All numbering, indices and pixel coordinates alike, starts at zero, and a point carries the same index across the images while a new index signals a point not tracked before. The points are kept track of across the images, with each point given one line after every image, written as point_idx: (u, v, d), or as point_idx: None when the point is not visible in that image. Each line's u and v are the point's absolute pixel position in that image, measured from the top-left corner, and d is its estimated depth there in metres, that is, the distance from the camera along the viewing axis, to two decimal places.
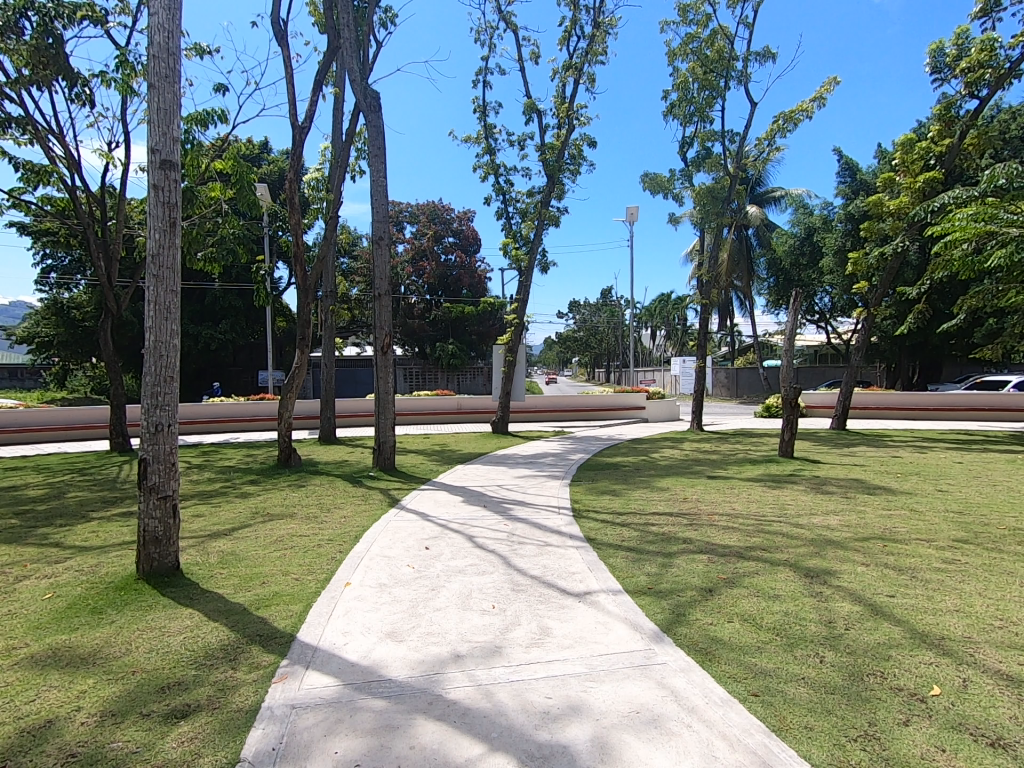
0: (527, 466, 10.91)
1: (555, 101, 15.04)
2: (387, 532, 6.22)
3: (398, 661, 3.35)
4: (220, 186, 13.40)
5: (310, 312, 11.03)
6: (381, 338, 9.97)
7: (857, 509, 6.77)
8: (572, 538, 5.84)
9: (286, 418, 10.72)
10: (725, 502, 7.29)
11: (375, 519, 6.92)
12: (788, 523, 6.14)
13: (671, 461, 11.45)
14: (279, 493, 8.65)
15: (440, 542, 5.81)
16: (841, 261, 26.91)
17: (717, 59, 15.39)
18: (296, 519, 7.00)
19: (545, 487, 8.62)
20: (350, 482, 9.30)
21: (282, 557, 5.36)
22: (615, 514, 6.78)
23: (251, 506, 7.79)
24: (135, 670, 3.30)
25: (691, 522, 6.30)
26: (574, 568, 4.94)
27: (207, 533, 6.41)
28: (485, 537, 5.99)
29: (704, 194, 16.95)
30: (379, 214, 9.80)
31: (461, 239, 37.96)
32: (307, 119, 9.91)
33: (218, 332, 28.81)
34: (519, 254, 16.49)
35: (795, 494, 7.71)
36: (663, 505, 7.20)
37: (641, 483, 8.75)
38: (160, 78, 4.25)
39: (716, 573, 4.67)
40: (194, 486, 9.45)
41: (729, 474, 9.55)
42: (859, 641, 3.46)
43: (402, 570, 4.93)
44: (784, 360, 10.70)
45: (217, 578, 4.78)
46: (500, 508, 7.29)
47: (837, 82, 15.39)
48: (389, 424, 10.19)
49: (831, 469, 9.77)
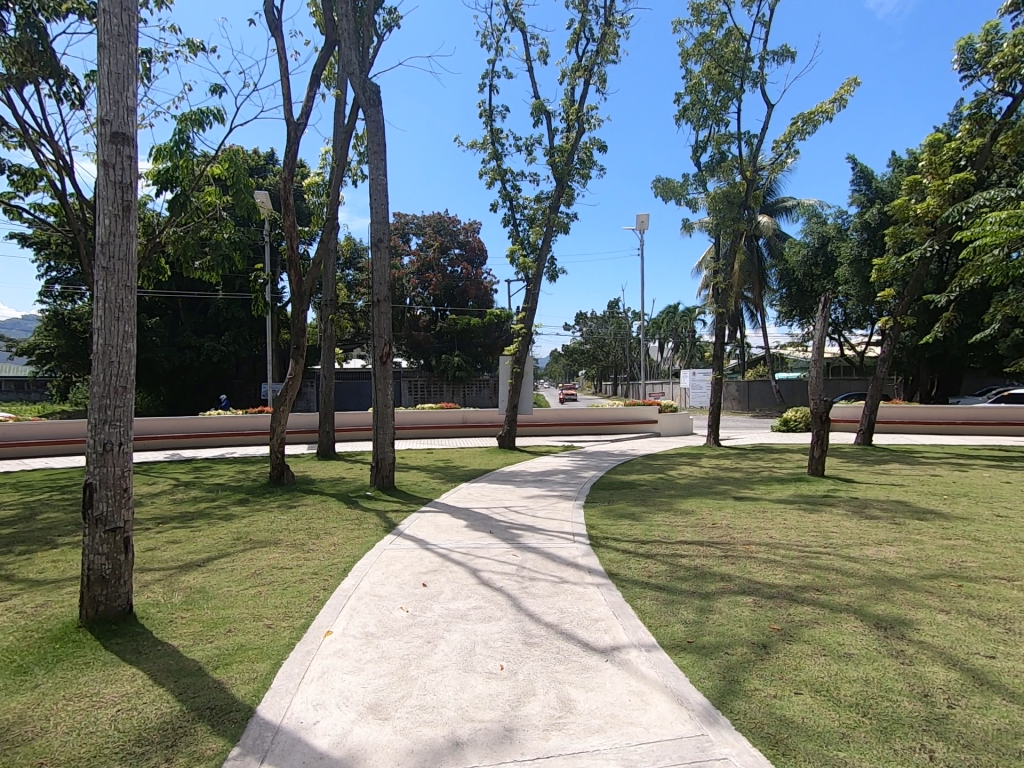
0: (536, 484, 10.14)
1: (564, 102, 14.48)
2: (381, 564, 5.49)
3: (381, 751, 2.61)
4: (216, 192, 12.90)
5: (304, 319, 10.39)
6: (380, 347, 9.30)
7: (913, 537, 5.97)
8: (591, 574, 5.08)
9: (277, 433, 10.02)
10: (761, 529, 6.49)
11: (369, 546, 6.20)
12: (838, 556, 5.36)
13: (691, 479, 10.65)
14: (267, 515, 7.94)
15: (439, 577, 5.06)
16: (858, 271, 26.18)
17: (733, 59, 14.85)
18: (281, 546, 6.27)
19: (557, 510, 7.86)
20: (344, 503, 8.56)
21: (256, 597, 4.64)
22: (638, 544, 6.01)
23: (233, 530, 7.06)
24: (41, 764, 2.57)
25: (725, 553, 5.55)
26: (598, 612, 4.18)
27: (178, 563, 5.69)
28: (490, 571, 5.24)
29: (719, 200, 16.33)
30: (378, 214, 9.18)
31: (467, 250, 37.54)
32: (302, 116, 9.34)
33: (221, 344, 28.39)
34: (527, 262, 15.80)
35: (837, 519, 6.90)
36: (690, 532, 6.42)
37: (662, 505, 7.97)
38: (111, 37, 3.66)
39: (767, 623, 3.90)
40: (177, 506, 8.74)
41: (757, 495, 8.73)
42: (973, 726, 2.69)
43: (394, 615, 4.20)
44: (814, 369, 9.86)
45: (176, 625, 4.06)
46: (508, 535, 6.54)
47: (858, 83, 14.73)
48: (387, 439, 9.47)
49: (869, 490, 8.94)
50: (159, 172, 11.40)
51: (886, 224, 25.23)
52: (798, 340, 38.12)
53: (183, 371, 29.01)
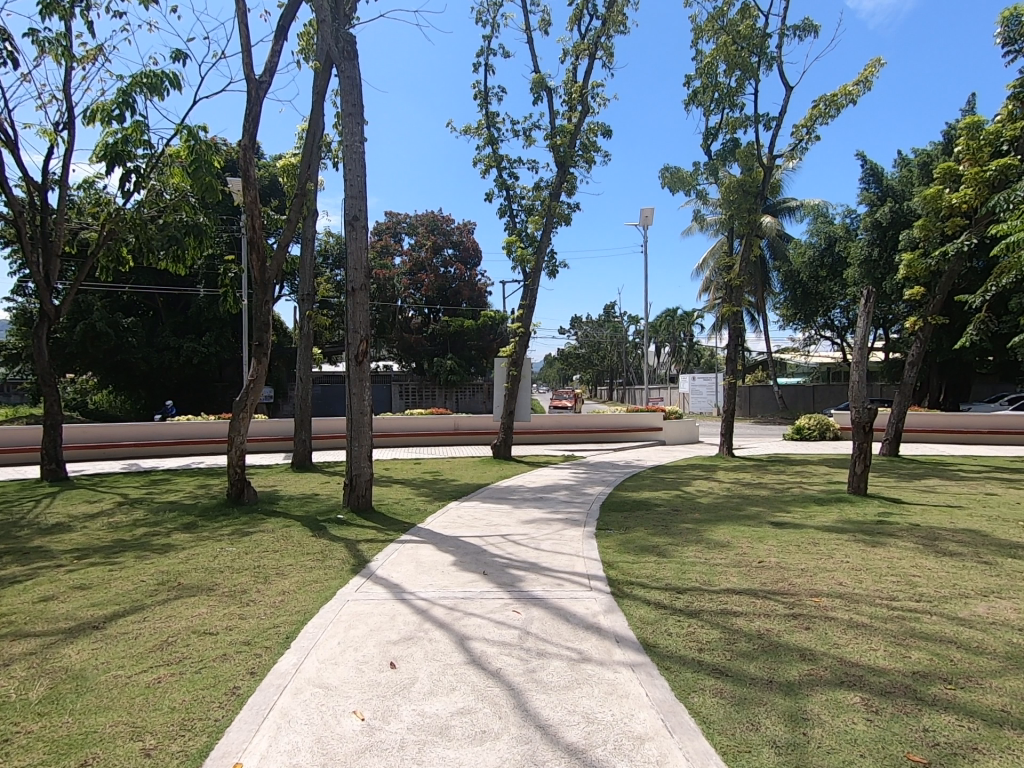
0: (537, 504, 8.76)
1: (566, 80, 13.19)
2: (337, 627, 4.10)
3: None
4: (180, 173, 11.67)
5: (268, 310, 9.01)
6: (356, 345, 7.94)
7: (1023, 586, 4.66)
8: (621, 646, 3.74)
9: (236, 445, 8.61)
10: (823, 570, 5.17)
11: (329, 595, 4.83)
12: (941, 617, 4.05)
13: (714, 498, 9.32)
14: (212, 545, 6.50)
15: (413, 651, 3.70)
16: (868, 272, 25.13)
17: (748, 36, 13.54)
18: (216, 594, 4.88)
19: (564, 541, 6.48)
20: (309, 530, 7.14)
21: (152, 689, 3.26)
22: (673, 594, 4.66)
23: (163, 568, 5.63)
24: None
25: (794, 612, 4.23)
26: (641, 725, 2.84)
27: (70, 623, 4.29)
28: (483, 639, 3.88)
29: (734, 189, 15.07)
30: (354, 186, 7.84)
31: (461, 250, 36.30)
32: (265, 73, 7.98)
33: (201, 345, 26.91)
34: (524, 255, 14.47)
35: (911, 556, 5.60)
36: (734, 575, 5.11)
37: (690, 535, 6.65)
38: None
39: (901, 750, 2.60)
40: (110, 532, 7.32)
41: (798, 521, 7.39)
42: None
43: (340, 731, 2.84)
44: (855, 372, 8.57)
45: (6, 752, 2.68)
46: (507, 578, 5.18)
47: (884, 62, 13.44)
48: (363, 452, 8.09)
49: (927, 513, 7.67)
50: (105, 143, 9.97)
51: (899, 224, 24.12)
52: (800, 345, 37.15)
53: (162, 373, 27.54)
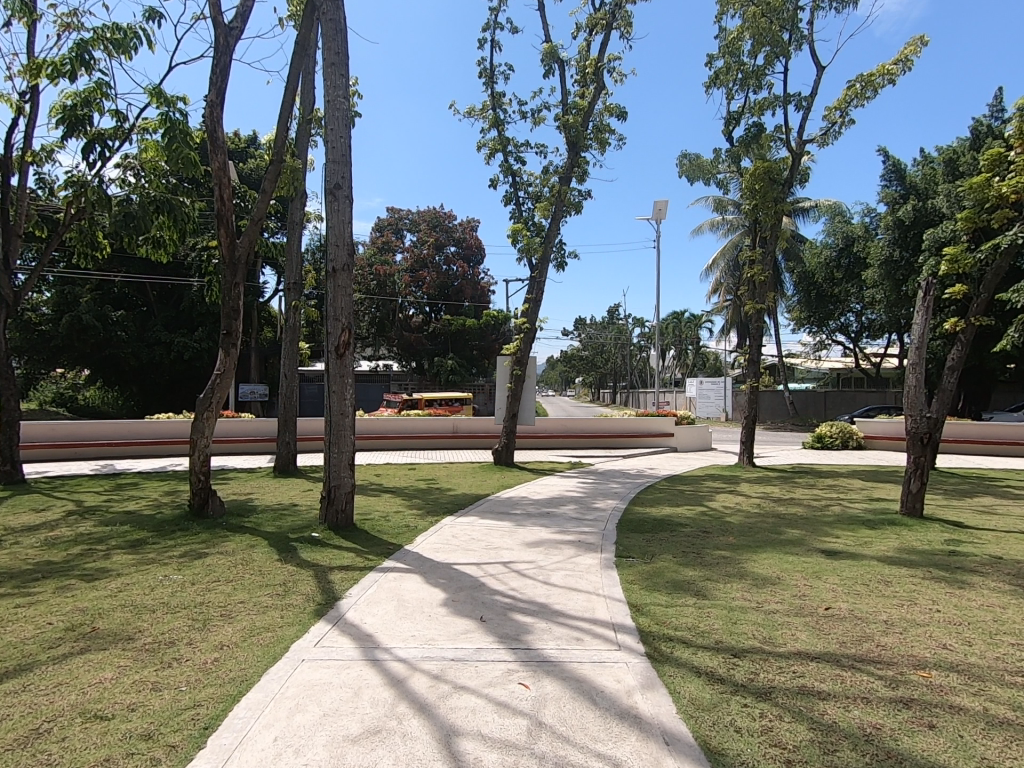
0: (543, 522, 7.62)
1: (580, 53, 12.10)
2: (280, 710, 2.98)
3: None
4: (154, 146, 10.59)
5: (240, 295, 7.95)
6: (336, 335, 6.84)
7: None
8: (673, 755, 2.62)
9: (199, 448, 7.50)
10: (915, 625, 4.05)
11: (279, 652, 3.70)
12: None
13: (743, 516, 8.22)
14: (155, 572, 5.38)
15: (378, 759, 2.58)
16: (890, 275, 24.00)
17: (779, 10, 12.39)
18: (134, 648, 3.76)
19: (578, 573, 5.36)
20: (276, 552, 6.02)
21: None
22: (729, 660, 3.54)
23: (82, 606, 4.51)
24: None
25: (902, 696, 3.09)
26: None
27: None
28: (478, 738, 2.75)
29: (759, 175, 13.87)
30: (336, 150, 6.76)
31: (463, 247, 35.18)
32: (236, 18, 6.92)
33: (193, 340, 25.87)
34: (531, 244, 13.41)
35: (1016, 605, 4.47)
36: (804, 630, 3.98)
37: (730, 568, 5.52)
38: None
39: None
40: (41, 551, 6.18)
41: (852, 549, 6.26)
42: None
43: None
44: (913, 376, 7.42)
45: None
46: (512, 631, 4.03)
47: (926, 40, 12.30)
48: (343, 461, 6.97)
49: (1003, 541, 6.53)
50: (64, 106, 8.94)
51: (921, 223, 22.88)
52: (812, 350, 36.08)
53: (153, 370, 26.46)
